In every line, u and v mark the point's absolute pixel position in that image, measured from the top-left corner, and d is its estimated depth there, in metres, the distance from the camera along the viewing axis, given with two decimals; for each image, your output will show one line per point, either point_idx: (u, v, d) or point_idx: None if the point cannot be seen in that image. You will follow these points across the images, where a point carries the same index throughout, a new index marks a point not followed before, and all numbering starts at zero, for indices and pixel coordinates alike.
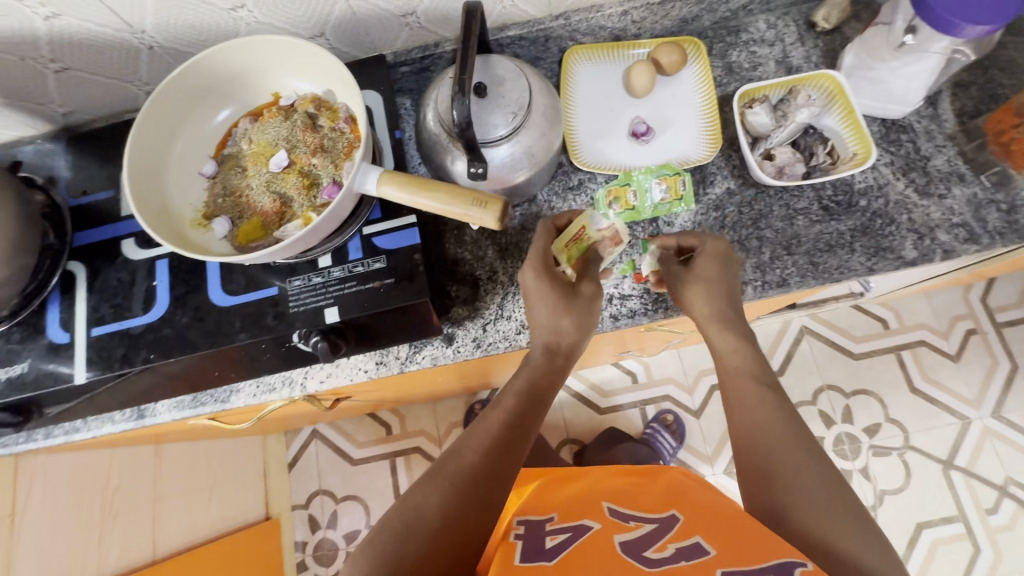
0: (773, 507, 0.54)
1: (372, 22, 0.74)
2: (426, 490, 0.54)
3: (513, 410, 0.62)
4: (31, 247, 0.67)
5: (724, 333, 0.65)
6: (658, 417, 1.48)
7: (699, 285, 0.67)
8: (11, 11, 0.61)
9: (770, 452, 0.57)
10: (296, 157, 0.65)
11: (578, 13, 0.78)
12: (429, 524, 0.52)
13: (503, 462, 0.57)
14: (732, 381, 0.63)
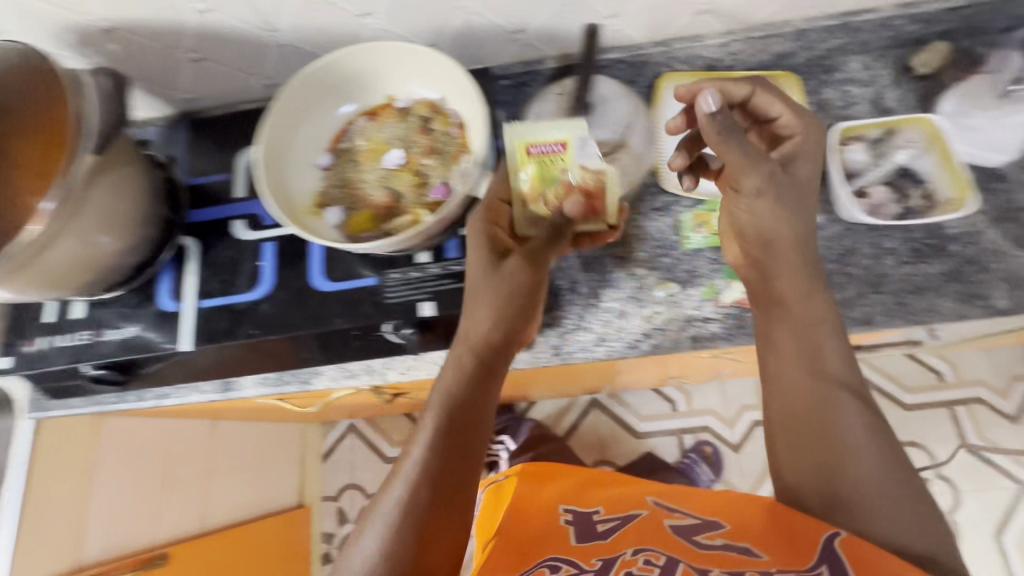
0: (841, 505, 0.54)
1: (485, 37, 0.78)
2: (419, 450, 0.57)
3: (438, 430, 0.58)
4: (155, 219, 0.72)
5: (792, 279, 0.61)
6: (696, 447, 1.47)
7: (778, 201, 0.61)
8: (171, 4, 0.67)
9: (801, 422, 0.57)
10: (410, 157, 0.69)
11: (679, 42, 0.82)
12: (423, 495, 0.54)
13: (479, 431, 0.60)
14: (794, 336, 0.60)
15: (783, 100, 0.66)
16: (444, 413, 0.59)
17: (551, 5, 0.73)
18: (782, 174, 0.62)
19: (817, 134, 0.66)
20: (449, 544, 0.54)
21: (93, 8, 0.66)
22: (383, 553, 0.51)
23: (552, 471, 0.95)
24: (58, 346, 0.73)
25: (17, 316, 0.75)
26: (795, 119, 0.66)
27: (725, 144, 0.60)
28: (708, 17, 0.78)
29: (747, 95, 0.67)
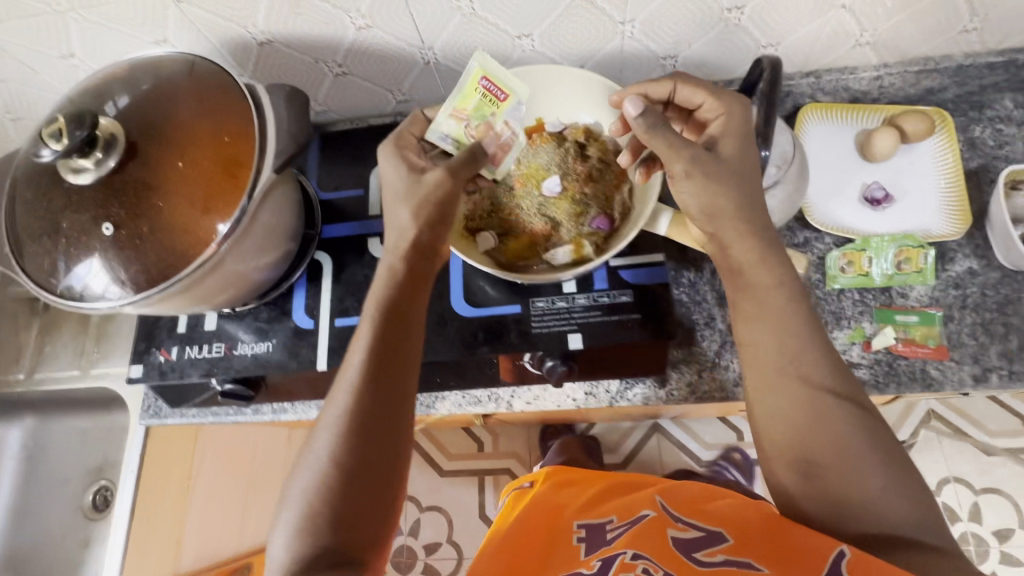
0: (816, 470, 0.50)
1: (633, 61, 0.76)
2: (337, 414, 0.51)
3: (366, 364, 0.52)
4: (295, 234, 0.72)
5: (748, 245, 0.56)
6: (726, 454, 1.46)
7: (708, 181, 0.55)
8: (335, 19, 0.66)
9: (809, 444, 0.50)
10: (567, 184, 0.67)
11: (829, 73, 0.79)
12: (352, 455, 0.49)
13: (397, 395, 0.53)
14: (761, 320, 0.55)
15: (705, 86, 0.60)
16: (365, 368, 0.52)
17: (712, 32, 0.71)
18: (709, 156, 0.55)
19: (743, 111, 0.59)
20: (383, 510, 0.50)
21: (257, 20, 0.66)
22: (312, 509, 0.48)
23: (573, 479, 0.74)
24: (190, 358, 0.72)
25: (149, 325, 0.74)
26: (714, 100, 0.59)
27: (648, 130, 0.55)
28: (866, 50, 0.75)
29: (670, 94, 0.63)
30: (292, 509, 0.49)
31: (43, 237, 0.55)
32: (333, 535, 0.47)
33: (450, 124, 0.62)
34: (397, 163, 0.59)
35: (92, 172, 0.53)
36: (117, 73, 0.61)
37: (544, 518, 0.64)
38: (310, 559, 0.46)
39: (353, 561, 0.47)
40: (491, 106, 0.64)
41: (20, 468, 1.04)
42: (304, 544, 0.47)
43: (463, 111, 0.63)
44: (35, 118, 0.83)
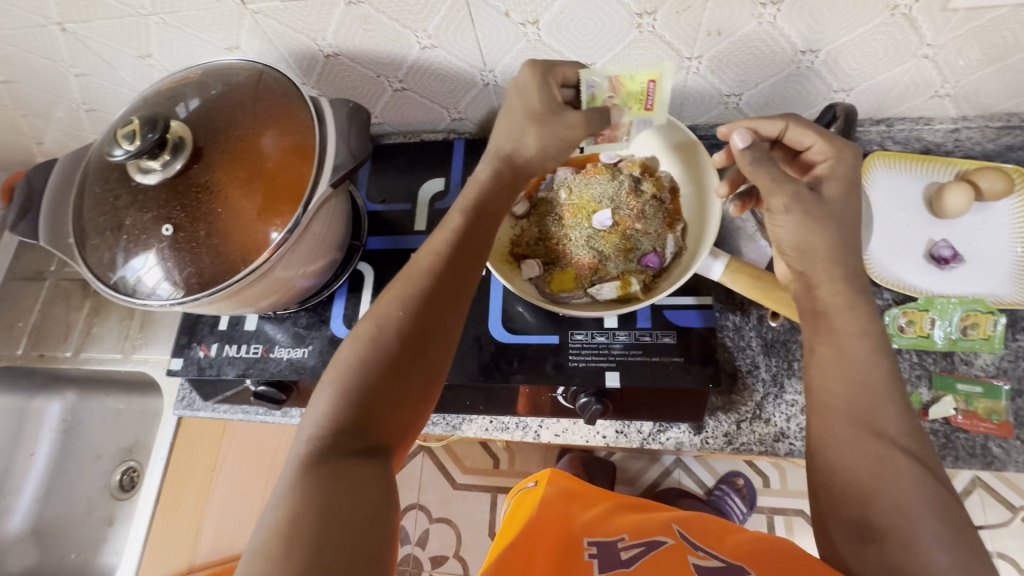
0: (874, 536, 0.45)
1: (695, 96, 0.74)
2: (393, 304, 0.50)
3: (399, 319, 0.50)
4: (342, 244, 0.72)
5: (836, 288, 0.52)
6: (728, 478, 1.43)
7: (808, 222, 0.52)
8: (403, 38, 0.67)
9: (870, 506, 0.46)
10: (619, 218, 0.65)
11: (903, 122, 0.75)
12: (399, 346, 0.48)
13: (455, 301, 0.52)
14: (835, 369, 0.51)
15: (819, 129, 0.55)
16: (431, 270, 0.52)
17: (781, 73, 0.69)
18: (812, 198, 0.52)
19: (851, 161, 0.55)
20: (418, 407, 0.49)
21: (327, 34, 0.67)
22: (346, 399, 0.46)
23: (583, 493, 0.71)
24: (228, 356, 0.73)
25: (193, 320, 0.76)
26: (826, 144, 0.55)
27: (750, 164, 0.52)
28: (945, 102, 0.71)
29: (781, 133, 0.57)
30: (328, 386, 0.47)
31: (106, 231, 0.57)
32: (365, 421, 0.46)
33: (604, 83, 0.57)
34: (540, 89, 0.56)
35: (158, 173, 0.55)
36: (190, 77, 0.63)
37: (554, 530, 0.60)
38: (340, 438, 0.45)
39: (378, 453, 0.46)
40: (637, 104, 0.59)
41: (56, 441, 1.07)
42: (335, 422, 0.45)
43: (619, 87, 0.57)
44: (108, 111, 0.86)
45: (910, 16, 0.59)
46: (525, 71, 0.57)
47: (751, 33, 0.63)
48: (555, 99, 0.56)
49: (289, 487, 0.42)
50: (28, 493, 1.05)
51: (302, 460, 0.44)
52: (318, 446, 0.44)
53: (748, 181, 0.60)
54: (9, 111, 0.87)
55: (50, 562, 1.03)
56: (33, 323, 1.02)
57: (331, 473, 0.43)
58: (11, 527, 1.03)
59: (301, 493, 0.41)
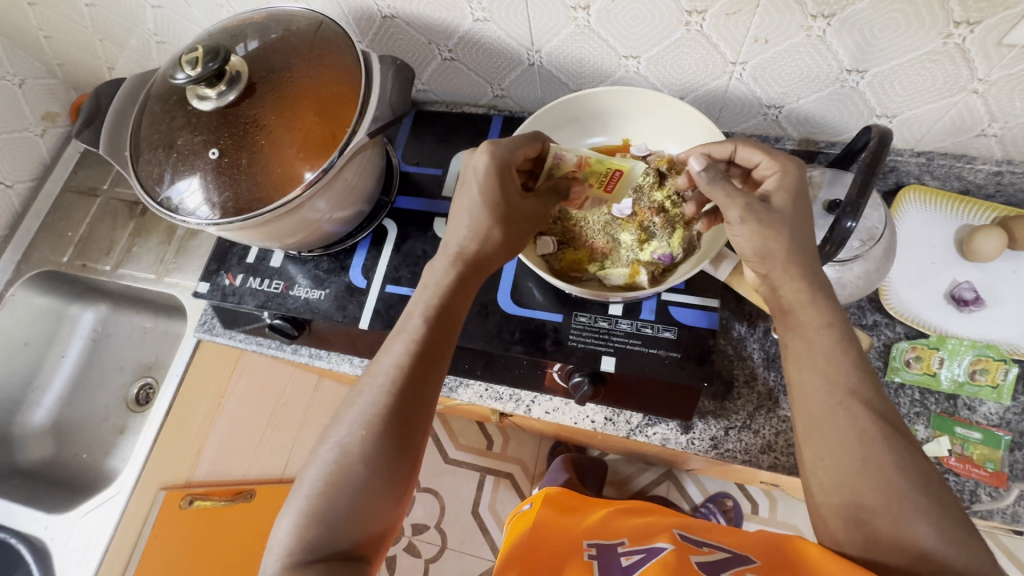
0: (865, 519, 0.46)
1: (736, 104, 0.75)
2: (355, 426, 0.51)
3: (360, 442, 0.50)
4: (370, 197, 0.76)
5: (798, 284, 0.52)
6: (716, 498, 1.43)
7: (763, 229, 0.53)
8: (457, 7, 0.69)
9: (857, 487, 0.46)
10: (639, 209, 0.65)
11: (944, 157, 0.74)
12: (364, 467, 0.49)
13: (416, 416, 0.53)
14: (808, 364, 0.51)
15: (767, 147, 0.57)
16: (391, 387, 0.52)
17: (825, 90, 0.68)
18: (762, 207, 0.53)
19: (798, 173, 0.56)
20: (391, 513, 0.51)
21: None
22: (316, 514, 0.48)
23: (577, 508, 0.73)
24: (250, 287, 0.77)
25: (223, 250, 0.80)
26: (771, 160, 0.56)
27: (705, 183, 0.53)
28: (989, 142, 0.70)
29: (731, 154, 0.60)
30: (298, 501, 0.49)
31: (158, 148, 0.61)
32: (338, 535, 0.48)
33: (571, 156, 0.60)
34: (501, 179, 0.57)
35: (212, 101, 0.59)
36: (255, 18, 0.67)
37: (549, 543, 0.63)
38: (314, 554, 0.47)
39: (354, 557, 0.48)
40: (598, 182, 0.63)
41: (85, 348, 1.15)
42: (304, 539, 0.47)
43: (584, 164, 0.60)
44: (177, 45, 0.92)
45: (962, 47, 0.58)
46: (485, 157, 0.57)
47: (797, 45, 0.63)
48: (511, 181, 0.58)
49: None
50: (53, 391, 1.13)
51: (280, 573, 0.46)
52: (292, 566, 0.46)
53: (712, 201, 0.64)
54: (89, 33, 0.93)
55: (64, 458, 1.10)
56: (81, 235, 1.10)
57: None
58: (35, 420, 1.11)
59: None
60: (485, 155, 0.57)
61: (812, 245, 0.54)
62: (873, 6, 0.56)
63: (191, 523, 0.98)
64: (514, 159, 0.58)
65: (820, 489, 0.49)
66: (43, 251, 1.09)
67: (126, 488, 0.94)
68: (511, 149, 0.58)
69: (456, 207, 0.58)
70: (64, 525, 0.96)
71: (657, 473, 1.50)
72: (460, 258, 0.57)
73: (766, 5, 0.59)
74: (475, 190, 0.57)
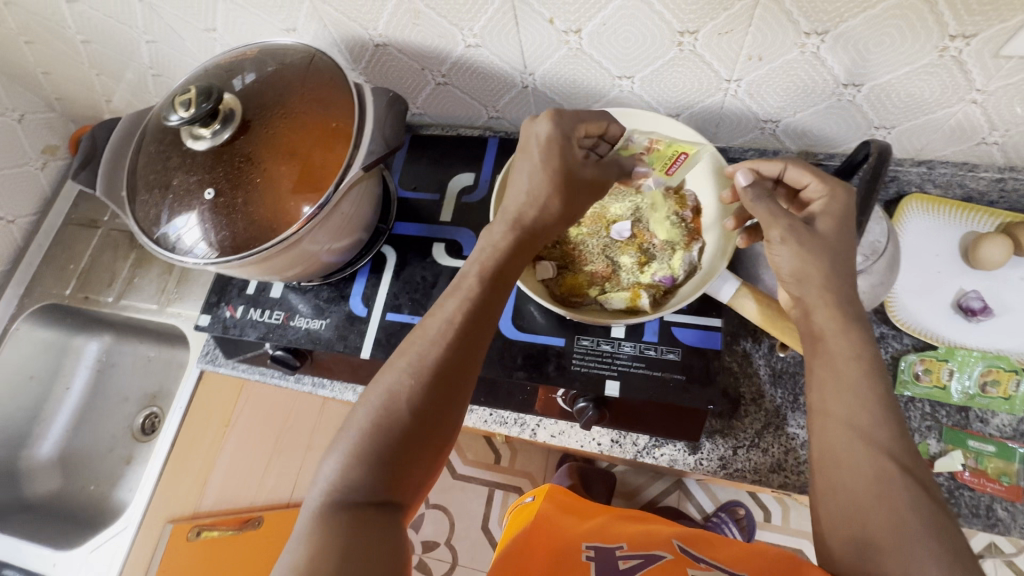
0: (872, 552, 0.44)
1: (732, 119, 0.74)
2: (405, 372, 0.49)
3: (413, 385, 0.48)
4: (368, 225, 0.76)
5: (832, 315, 0.51)
6: (727, 507, 1.42)
7: (802, 252, 0.52)
8: (448, 34, 0.69)
9: (862, 520, 0.45)
10: (638, 232, 0.66)
11: (945, 166, 0.73)
12: (411, 416, 0.48)
13: (465, 374, 0.50)
14: (834, 392, 0.50)
15: (816, 170, 0.57)
16: (443, 342, 0.50)
17: (821, 104, 0.68)
18: (804, 229, 0.53)
19: (846, 202, 0.55)
20: (431, 467, 0.49)
21: (378, 24, 0.70)
22: (361, 454, 0.46)
23: (574, 513, 0.71)
24: (251, 319, 0.77)
25: (223, 282, 0.80)
26: (820, 183, 0.55)
27: (751, 199, 0.55)
28: (991, 150, 0.69)
29: (780, 173, 0.59)
30: (342, 442, 0.48)
31: (155, 189, 0.61)
32: (382, 477, 0.46)
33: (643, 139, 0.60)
34: (563, 148, 0.54)
35: (207, 140, 0.59)
36: (248, 54, 0.67)
37: (545, 545, 0.62)
38: (352, 500, 0.45)
39: (388, 505, 0.46)
40: (661, 165, 0.63)
41: (89, 379, 1.15)
42: (347, 480, 0.46)
43: (653, 148, 0.60)
44: (172, 77, 0.92)
45: (959, 59, 0.57)
46: (547, 123, 0.54)
47: (792, 62, 0.62)
48: (575, 156, 0.55)
49: (304, 540, 0.43)
50: (59, 423, 1.13)
51: (318, 510, 0.45)
52: (331, 504, 0.45)
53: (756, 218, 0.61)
54: (85, 68, 0.94)
55: (71, 489, 1.10)
56: (83, 267, 1.10)
57: (347, 528, 0.43)
58: (41, 452, 1.11)
59: (318, 544, 0.42)
60: (547, 122, 0.54)
61: (837, 268, 0.52)
62: (867, 23, 0.56)
63: (199, 554, 0.99)
64: (580, 129, 0.56)
65: (830, 519, 0.47)
66: (46, 284, 1.10)
67: (134, 520, 0.93)
68: (575, 117, 0.55)
69: (517, 173, 0.56)
70: (72, 559, 0.96)
71: (668, 483, 1.49)
72: (518, 224, 0.55)
73: (758, 22, 0.58)
74: (536, 158, 0.55)
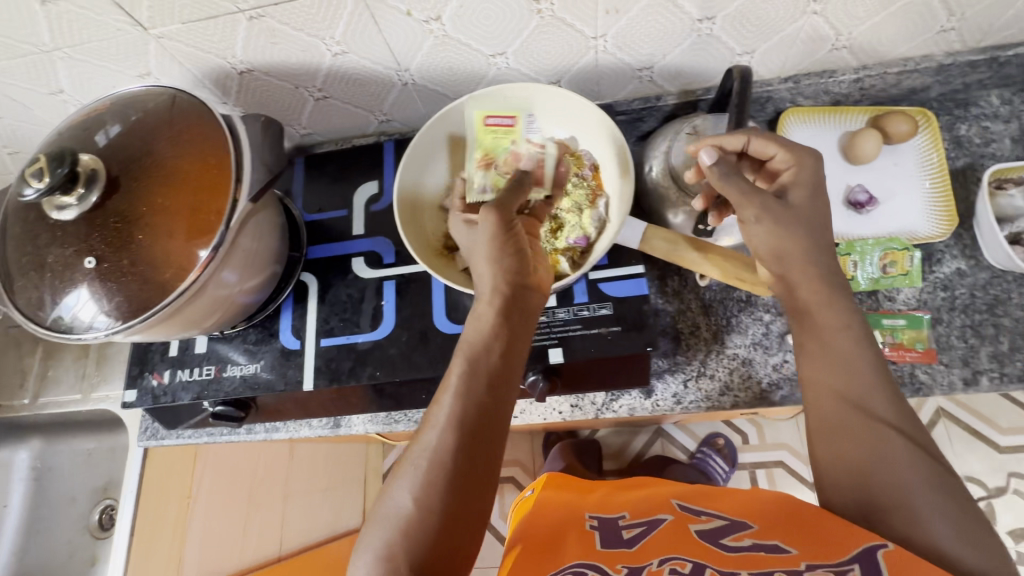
0: (878, 511, 0.47)
1: (610, 74, 0.76)
2: (409, 485, 0.46)
3: (424, 497, 0.45)
4: (279, 255, 0.73)
5: (816, 287, 0.54)
6: (708, 441, 1.47)
7: (777, 227, 0.55)
8: (312, 46, 0.67)
9: (856, 464, 0.49)
10: (542, 201, 0.68)
11: (809, 77, 0.78)
12: (430, 529, 0.44)
13: (476, 477, 0.47)
14: (825, 362, 0.53)
15: (779, 139, 0.59)
16: (446, 444, 0.47)
17: (685, 43, 0.71)
18: (777, 205, 0.56)
19: (815, 166, 0.58)
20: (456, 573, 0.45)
21: (236, 51, 0.68)
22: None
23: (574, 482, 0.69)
24: (181, 381, 0.74)
25: (142, 350, 0.76)
26: (787, 153, 0.58)
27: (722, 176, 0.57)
28: (844, 53, 0.75)
29: (745, 146, 0.61)
30: (363, 563, 0.44)
31: (30, 271, 0.57)
32: None
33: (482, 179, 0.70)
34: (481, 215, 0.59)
35: (74, 208, 0.56)
36: (101, 107, 0.63)
37: (552, 514, 0.60)
38: None
39: None
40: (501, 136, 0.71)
41: (27, 490, 1.06)
42: None
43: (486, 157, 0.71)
44: (33, 152, 0.85)
45: None
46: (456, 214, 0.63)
47: (647, 7, 0.65)
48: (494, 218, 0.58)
49: None
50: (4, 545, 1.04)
51: None
52: None
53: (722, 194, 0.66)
54: None
55: None
56: None
57: None
58: None
59: None
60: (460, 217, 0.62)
61: None
62: None
63: None
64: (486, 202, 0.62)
65: (834, 487, 0.50)
66: None
67: None
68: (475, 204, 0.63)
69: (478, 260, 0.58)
70: None
71: (649, 433, 1.54)
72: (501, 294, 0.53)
73: None
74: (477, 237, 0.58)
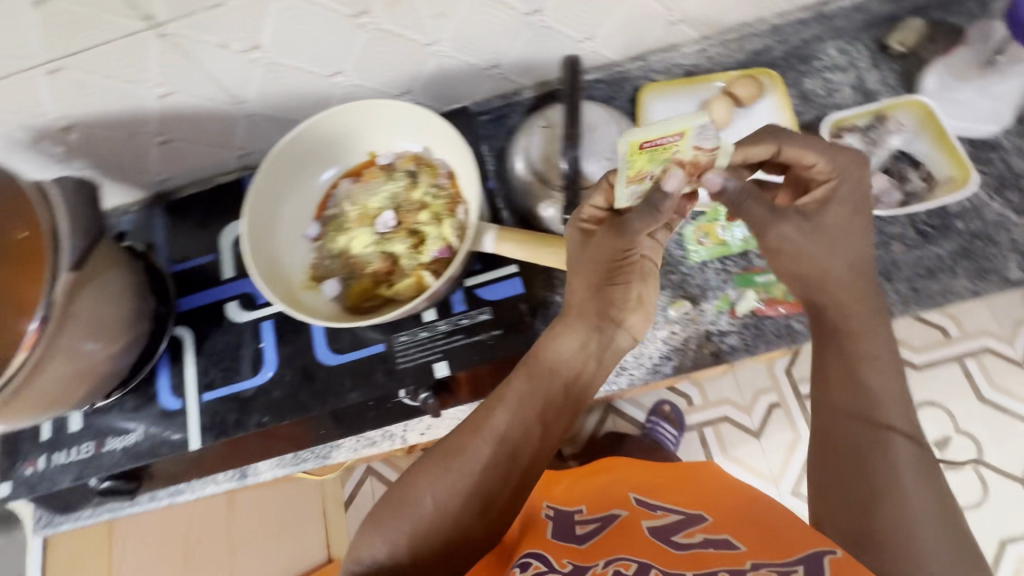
0: (869, 502, 0.48)
1: (460, 76, 0.76)
2: (439, 489, 0.52)
3: (458, 505, 0.51)
4: (144, 314, 0.68)
5: (862, 301, 0.54)
6: (656, 409, 1.32)
7: (804, 243, 0.54)
8: (131, 93, 0.64)
9: (850, 459, 0.51)
10: (403, 217, 0.68)
11: (656, 53, 0.81)
12: (455, 529, 0.51)
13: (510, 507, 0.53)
14: (851, 359, 0.53)
15: (819, 146, 0.54)
16: (488, 466, 0.52)
17: (524, 36, 0.71)
18: (804, 224, 0.54)
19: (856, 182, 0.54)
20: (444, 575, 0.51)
21: (47, 109, 0.63)
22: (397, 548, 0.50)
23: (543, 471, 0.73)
24: (60, 464, 0.69)
25: (16, 438, 0.72)
26: (828, 165, 0.54)
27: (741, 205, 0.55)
28: (682, 27, 0.77)
29: (775, 153, 0.55)
30: (389, 529, 0.51)
31: None
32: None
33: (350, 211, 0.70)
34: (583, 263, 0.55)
35: None
36: None
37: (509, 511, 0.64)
38: None
39: None
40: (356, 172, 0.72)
41: None
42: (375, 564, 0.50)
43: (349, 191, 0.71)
44: None
45: None
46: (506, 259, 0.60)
47: (472, 8, 0.64)
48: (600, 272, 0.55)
49: None
50: None
51: None
52: None
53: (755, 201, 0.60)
54: None
55: None
56: None
57: None
58: None
59: None
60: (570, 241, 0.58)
61: None
62: None
63: None
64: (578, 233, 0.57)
65: (827, 470, 0.52)
66: None
67: None
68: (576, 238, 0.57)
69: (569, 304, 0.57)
70: None
71: None
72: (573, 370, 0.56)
73: None
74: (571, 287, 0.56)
